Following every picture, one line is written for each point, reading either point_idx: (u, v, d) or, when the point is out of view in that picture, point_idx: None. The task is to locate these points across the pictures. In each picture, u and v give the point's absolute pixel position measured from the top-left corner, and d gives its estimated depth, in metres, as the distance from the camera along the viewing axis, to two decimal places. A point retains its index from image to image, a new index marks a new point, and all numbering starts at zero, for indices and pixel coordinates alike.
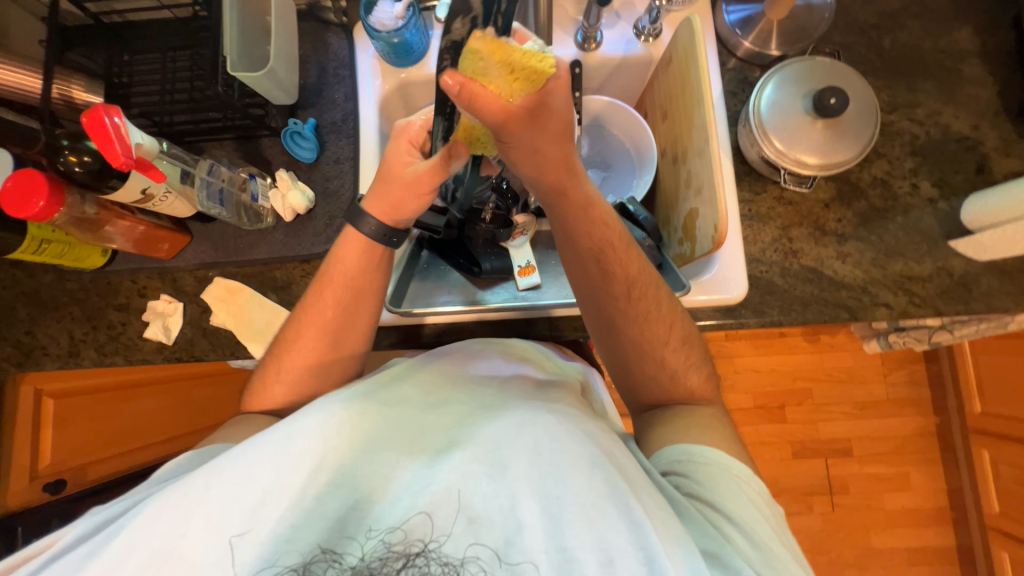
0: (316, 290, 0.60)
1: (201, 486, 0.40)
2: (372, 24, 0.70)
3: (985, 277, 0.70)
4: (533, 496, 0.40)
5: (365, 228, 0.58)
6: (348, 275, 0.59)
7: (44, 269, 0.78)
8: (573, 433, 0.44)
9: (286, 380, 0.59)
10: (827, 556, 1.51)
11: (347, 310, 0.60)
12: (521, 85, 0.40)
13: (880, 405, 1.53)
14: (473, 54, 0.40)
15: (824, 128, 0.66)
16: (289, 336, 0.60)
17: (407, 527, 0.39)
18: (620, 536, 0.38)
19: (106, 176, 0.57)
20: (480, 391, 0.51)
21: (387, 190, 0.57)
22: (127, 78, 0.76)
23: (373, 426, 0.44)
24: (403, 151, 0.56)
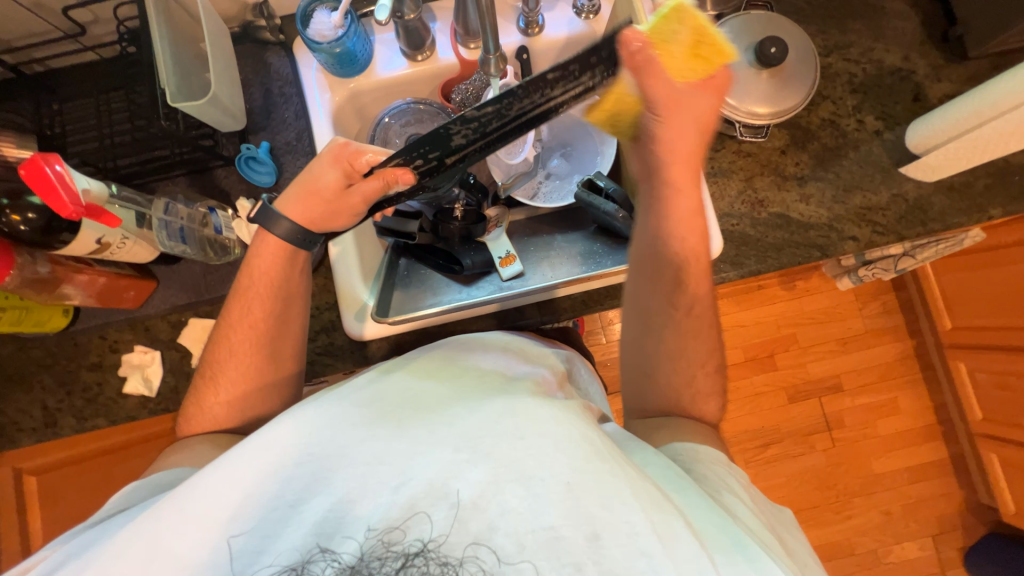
0: (239, 305, 0.59)
1: (183, 503, 0.40)
2: (311, 36, 0.68)
3: (936, 197, 0.74)
4: (515, 481, 0.38)
5: (279, 230, 0.59)
6: (270, 282, 0.59)
7: (3, 340, 0.74)
8: (557, 416, 0.43)
9: (226, 400, 0.58)
10: (836, 490, 1.56)
11: (277, 317, 0.60)
12: (696, 62, 0.53)
13: (860, 338, 1.60)
14: (670, 21, 0.51)
15: (768, 78, 0.69)
16: (217, 356, 0.59)
17: (389, 526, 0.37)
18: (608, 512, 0.38)
19: (55, 230, 0.55)
20: (459, 381, 0.50)
21: (312, 201, 0.59)
22: (60, 128, 0.72)
23: (343, 424, 0.43)
24: (331, 168, 0.59)
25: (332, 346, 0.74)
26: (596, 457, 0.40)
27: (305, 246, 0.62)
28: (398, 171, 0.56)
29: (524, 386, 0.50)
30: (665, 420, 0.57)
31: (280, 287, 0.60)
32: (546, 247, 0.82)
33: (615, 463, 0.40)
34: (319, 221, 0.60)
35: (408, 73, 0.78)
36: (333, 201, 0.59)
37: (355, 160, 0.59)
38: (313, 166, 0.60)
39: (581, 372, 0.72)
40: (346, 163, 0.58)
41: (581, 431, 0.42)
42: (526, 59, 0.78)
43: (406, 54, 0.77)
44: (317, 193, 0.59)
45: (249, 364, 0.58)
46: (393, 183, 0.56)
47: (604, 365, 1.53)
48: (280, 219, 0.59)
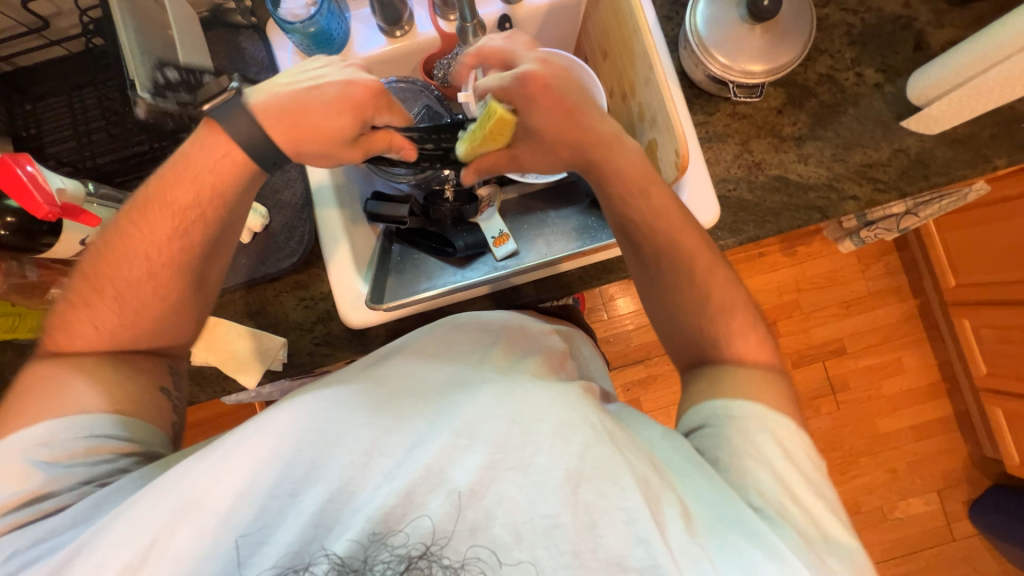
0: (144, 213, 0.50)
1: (179, 493, 0.39)
2: (283, 16, 0.66)
3: (938, 149, 0.72)
4: (512, 471, 0.39)
5: (238, 126, 0.50)
6: (201, 192, 0.50)
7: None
8: (556, 397, 0.42)
9: (127, 320, 0.50)
10: (841, 451, 1.58)
11: (207, 244, 0.52)
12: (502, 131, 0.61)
13: (863, 300, 1.59)
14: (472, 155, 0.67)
15: (762, 33, 0.65)
16: (111, 270, 0.50)
17: (387, 515, 0.37)
18: (606, 499, 0.38)
19: (36, 235, 0.54)
20: (457, 367, 0.49)
21: (310, 134, 0.52)
22: (35, 128, 0.70)
23: (340, 411, 0.42)
24: (348, 111, 0.52)
25: (329, 336, 0.74)
26: (597, 444, 0.40)
27: (267, 167, 0.53)
28: (400, 142, 0.60)
29: (522, 368, 0.50)
30: (695, 385, 0.54)
31: (214, 207, 0.51)
32: (540, 225, 0.80)
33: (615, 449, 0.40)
34: (303, 155, 0.53)
35: (387, 51, 0.75)
36: (328, 138, 0.53)
37: (376, 114, 0.55)
38: (329, 93, 0.52)
39: (582, 348, 0.72)
40: (357, 111, 0.53)
41: (582, 415, 0.42)
42: (510, 29, 0.75)
43: (384, 31, 0.73)
44: (320, 130, 0.52)
45: (163, 287, 0.51)
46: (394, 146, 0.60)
47: (606, 341, 1.53)
48: (240, 117, 0.50)
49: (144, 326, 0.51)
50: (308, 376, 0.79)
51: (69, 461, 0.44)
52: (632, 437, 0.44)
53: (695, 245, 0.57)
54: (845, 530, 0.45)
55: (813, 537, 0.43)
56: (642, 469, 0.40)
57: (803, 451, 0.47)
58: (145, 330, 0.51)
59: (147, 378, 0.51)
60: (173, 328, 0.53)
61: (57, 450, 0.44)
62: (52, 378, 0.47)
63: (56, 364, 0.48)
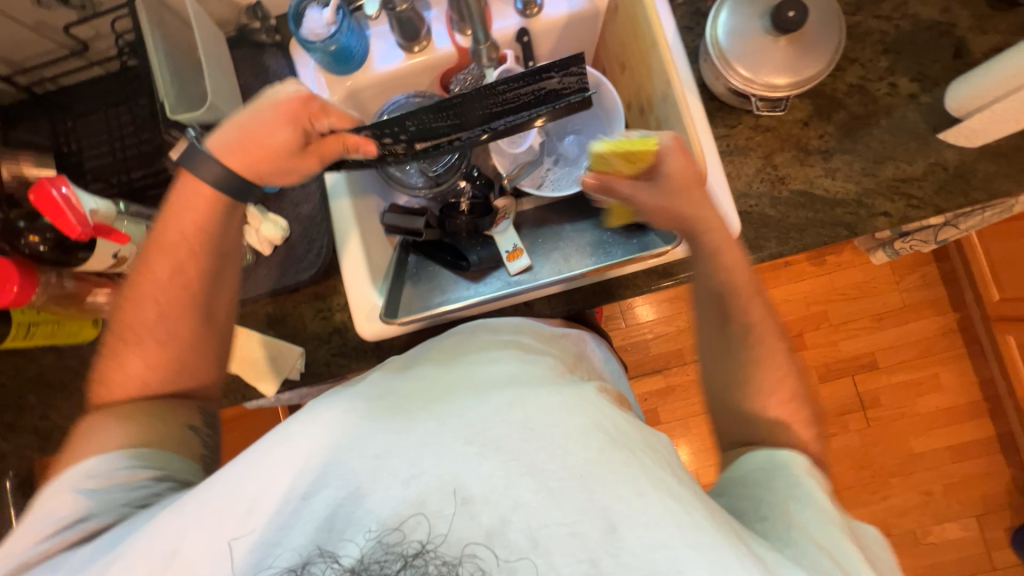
0: (155, 256, 0.55)
1: (208, 499, 0.41)
2: (304, 36, 0.67)
3: (980, 163, 0.68)
4: (525, 475, 0.37)
5: (204, 173, 0.55)
6: (188, 234, 0.56)
7: (41, 350, 0.78)
8: (567, 403, 0.42)
9: (156, 361, 0.55)
10: (871, 470, 1.51)
11: (210, 274, 0.57)
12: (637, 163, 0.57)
13: (896, 313, 1.52)
14: (600, 158, 0.58)
15: (787, 44, 0.63)
16: (133, 318, 0.55)
17: (399, 517, 0.37)
18: (625, 505, 0.37)
19: (70, 248, 0.57)
20: (473, 369, 0.49)
21: (252, 151, 0.56)
22: (75, 144, 0.74)
23: (356, 423, 0.42)
24: (282, 119, 0.55)
25: (345, 347, 0.75)
26: (610, 447, 0.39)
27: (242, 198, 0.58)
28: (359, 142, 0.59)
29: (534, 371, 0.50)
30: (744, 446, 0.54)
31: (203, 241, 0.56)
32: (555, 238, 0.79)
33: (627, 453, 0.40)
34: (265, 176, 0.57)
35: (404, 66, 0.76)
36: (280, 155, 0.57)
37: (313, 119, 0.57)
38: (262, 112, 0.55)
39: (597, 351, 0.71)
40: (302, 121, 0.56)
41: (592, 418, 0.41)
42: (528, 43, 0.75)
43: (402, 46, 0.75)
44: (265, 146, 0.56)
45: (175, 323, 0.55)
46: (351, 149, 0.59)
47: (624, 350, 1.51)
48: (210, 163, 0.55)
49: (169, 362, 0.55)
50: (325, 384, 0.81)
51: (111, 489, 0.47)
52: (650, 442, 0.43)
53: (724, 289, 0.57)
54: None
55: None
56: (659, 471, 0.40)
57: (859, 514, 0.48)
58: (173, 370, 0.55)
59: (176, 415, 0.54)
60: (196, 362, 0.57)
61: (99, 479, 0.47)
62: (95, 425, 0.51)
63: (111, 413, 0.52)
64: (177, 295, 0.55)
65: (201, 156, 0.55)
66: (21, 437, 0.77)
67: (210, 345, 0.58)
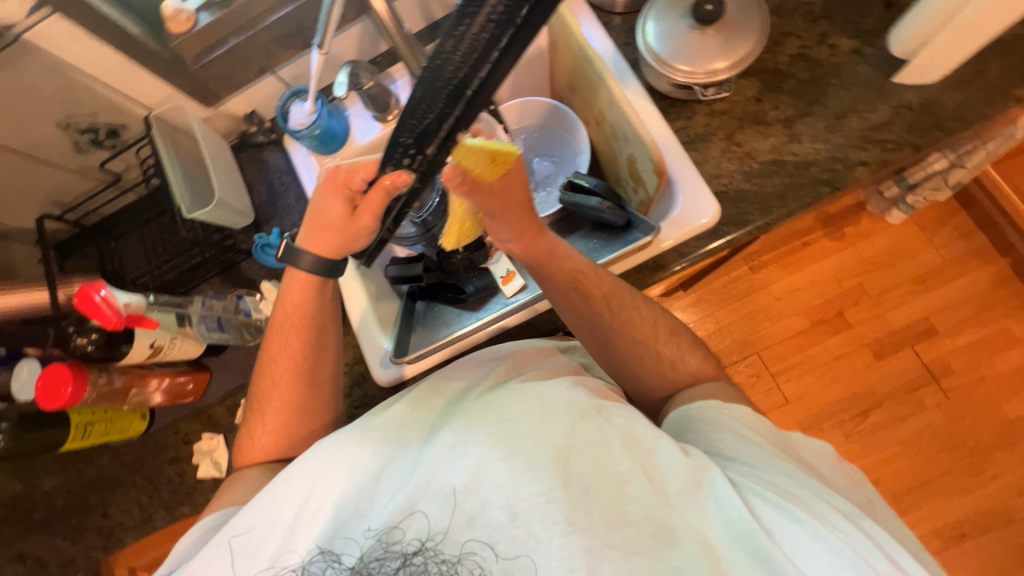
0: (278, 340, 0.65)
1: (238, 527, 0.49)
2: (292, 127, 0.78)
3: (945, 96, 0.68)
4: (504, 459, 0.45)
5: (303, 263, 0.64)
6: (303, 313, 0.65)
7: (100, 451, 0.84)
8: (545, 392, 0.51)
9: (272, 429, 0.64)
10: (967, 448, 1.34)
11: (313, 347, 0.66)
12: (497, 168, 0.55)
13: (938, 271, 1.42)
14: (466, 152, 0.53)
15: (715, 33, 0.68)
16: (262, 389, 0.65)
17: (400, 515, 0.45)
18: (596, 466, 0.45)
19: (115, 343, 0.64)
20: (459, 390, 0.56)
21: (320, 232, 0.63)
22: (116, 261, 0.85)
23: (363, 447, 0.50)
24: (332, 194, 0.61)
25: (366, 398, 0.78)
26: (584, 421, 0.48)
27: (332, 274, 0.66)
28: (391, 178, 0.55)
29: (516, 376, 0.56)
30: (670, 402, 0.60)
31: (310, 320, 0.65)
32: None
33: (600, 421, 0.48)
34: (342, 250, 0.64)
35: (382, 134, 0.85)
36: (342, 228, 0.62)
37: (349, 183, 0.60)
38: (321, 195, 0.62)
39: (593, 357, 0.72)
40: (343, 189, 0.61)
41: (567, 402, 0.50)
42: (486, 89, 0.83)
43: (377, 118, 0.84)
44: (328, 224, 0.62)
45: (285, 395, 0.64)
46: (390, 190, 0.56)
47: None
48: (304, 254, 0.63)
49: (281, 429, 0.64)
50: None
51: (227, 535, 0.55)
52: (633, 408, 0.51)
53: (587, 269, 0.63)
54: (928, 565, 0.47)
55: (810, 482, 0.46)
56: (635, 431, 0.48)
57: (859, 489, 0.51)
58: (293, 442, 0.65)
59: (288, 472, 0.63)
60: (307, 428, 0.66)
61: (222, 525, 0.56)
62: (234, 481, 0.62)
63: (244, 473, 0.63)
64: (296, 372, 0.65)
65: (296, 251, 0.64)
66: (87, 539, 0.82)
67: (319, 407, 0.66)
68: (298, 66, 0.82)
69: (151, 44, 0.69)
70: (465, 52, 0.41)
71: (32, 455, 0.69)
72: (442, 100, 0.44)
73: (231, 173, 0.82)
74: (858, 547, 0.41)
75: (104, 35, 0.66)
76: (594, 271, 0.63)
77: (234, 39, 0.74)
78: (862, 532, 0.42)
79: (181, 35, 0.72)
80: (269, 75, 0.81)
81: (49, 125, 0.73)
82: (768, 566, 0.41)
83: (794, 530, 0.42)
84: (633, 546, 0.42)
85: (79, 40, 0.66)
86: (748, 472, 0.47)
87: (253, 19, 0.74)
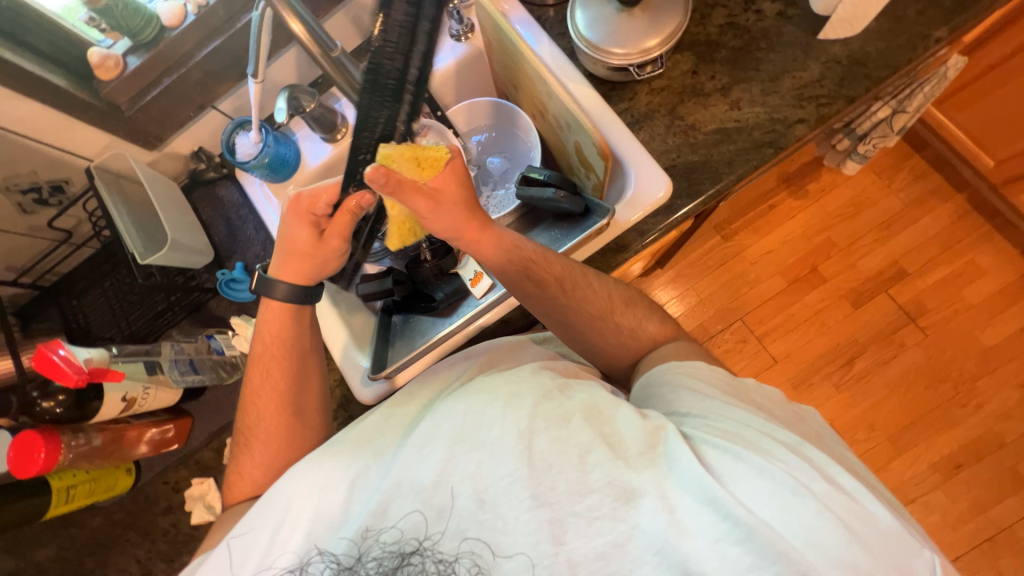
0: (260, 371, 0.64)
1: (220, 557, 0.49)
2: (240, 159, 0.77)
3: (869, 45, 0.71)
4: (470, 450, 0.47)
5: (279, 293, 0.64)
6: (281, 342, 0.64)
7: (90, 514, 0.82)
8: (510, 378, 0.52)
9: (261, 463, 0.62)
10: (950, 381, 1.39)
11: (297, 376, 0.65)
12: (428, 171, 0.56)
13: (899, 215, 1.47)
14: (389, 158, 0.53)
15: (642, 13, 0.70)
16: (247, 424, 0.63)
17: (376, 520, 0.45)
18: (557, 442, 0.46)
19: (84, 402, 0.64)
20: (429, 391, 0.57)
21: (289, 261, 0.63)
22: (79, 318, 0.83)
23: (334, 458, 0.51)
24: (298, 220, 0.62)
25: (353, 418, 0.78)
26: (547, 401, 0.49)
27: (307, 301, 0.66)
28: (356, 199, 0.58)
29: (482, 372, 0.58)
30: (636, 368, 0.63)
31: (290, 350, 0.65)
32: None
33: (562, 399, 0.50)
34: (314, 276, 0.64)
35: (335, 153, 0.85)
36: (312, 253, 0.62)
37: (311, 208, 0.61)
38: (286, 223, 0.62)
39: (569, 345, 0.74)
40: (308, 214, 0.61)
41: (531, 385, 0.51)
42: (431, 96, 0.83)
43: (326, 138, 0.84)
44: (297, 251, 0.62)
45: (272, 427, 0.62)
46: (357, 212, 0.59)
47: None
48: (278, 284, 0.63)
49: (270, 463, 0.62)
50: None
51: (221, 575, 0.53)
52: (595, 386, 0.53)
53: (547, 257, 0.63)
54: (879, 486, 0.50)
55: (758, 422, 0.49)
56: (596, 403, 0.50)
57: (812, 425, 0.55)
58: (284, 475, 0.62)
59: None
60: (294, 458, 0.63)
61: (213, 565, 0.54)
62: (223, 524, 0.59)
63: (232, 513, 0.60)
64: (283, 402, 0.63)
65: (268, 281, 0.64)
66: None
67: (309, 435, 0.65)
68: (237, 98, 0.82)
69: (80, 94, 0.68)
70: (399, 42, 0.46)
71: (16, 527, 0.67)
72: (390, 96, 0.49)
73: (186, 213, 0.81)
74: (796, 472, 0.44)
75: (30, 92, 0.65)
76: (555, 260, 0.63)
77: (167, 79, 0.73)
78: (801, 459, 0.45)
79: (111, 81, 0.70)
80: (210, 110, 0.81)
81: None
82: (719, 509, 0.42)
83: (740, 468, 0.44)
84: (594, 511, 0.43)
85: (7, 100, 0.65)
86: (699, 424, 0.49)
87: (184, 57, 0.73)
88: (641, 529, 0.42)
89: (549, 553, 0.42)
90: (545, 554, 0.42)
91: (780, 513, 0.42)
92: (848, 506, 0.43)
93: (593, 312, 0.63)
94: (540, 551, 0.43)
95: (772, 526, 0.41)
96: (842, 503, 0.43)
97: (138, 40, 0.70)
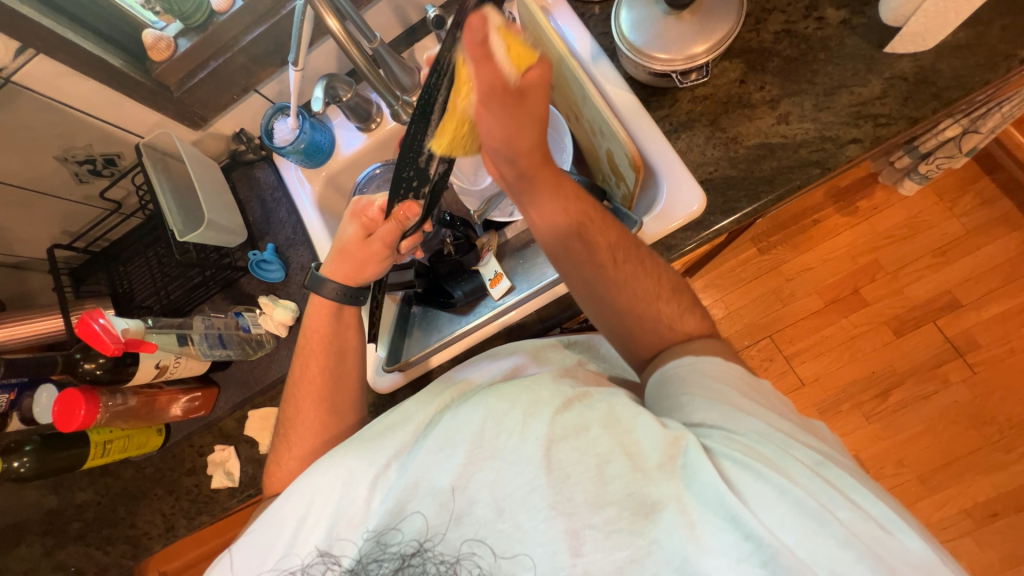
0: (301, 365, 0.67)
1: (249, 545, 0.52)
2: (278, 144, 0.79)
3: (942, 62, 0.65)
4: (489, 458, 0.47)
5: (325, 292, 0.67)
6: (322, 339, 0.67)
7: (124, 465, 0.88)
8: (529, 384, 0.52)
9: (299, 455, 0.64)
10: (998, 424, 1.29)
11: (333, 372, 0.67)
12: (520, 63, 0.51)
13: (960, 241, 1.36)
14: (496, 24, 0.50)
15: (691, 17, 0.66)
16: (288, 415, 0.67)
17: (396, 519, 0.47)
18: (576, 454, 0.46)
19: (122, 365, 0.69)
20: (449, 391, 0.58)
21: (343, 259, 0.66)
22: (124, 284, 0.88)
23: (353, 451, 0.53)
24: (355, 223, 0.66)
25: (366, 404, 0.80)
26: (566, 410, 0.49)
27: (351, 301, 0.68)
28: (404, 210, 0.61)
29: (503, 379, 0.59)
30: (658, 358, 0.59)
31: (327, 349, 0.67)
32: (533, 255, 0.80)
33: (582, 408, 0.49)
34: (357, 277, 0.67)
35: (367, 143, 0.86)
36: (358, 254, 0.66)
37: (369, 216, 0.66)
38: (344, 228, 0.67)
39: (602, 350, 0.72)
40: (362, 217, 0.66)
41: (551, 394, 0.50)
42: None
43: (360, 128, 0.85)
44: (347, 250, 0.66)
45: (310, 420, 0.65)
46: (403, 221, 0.62)
47: None
48: (327, 283, 0.66)
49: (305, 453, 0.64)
50: None
51: None
52: (613, 392, 0.51)
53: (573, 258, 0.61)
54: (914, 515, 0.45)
55: (780, 438, 0.46)
56: (615, 410, 0.49)
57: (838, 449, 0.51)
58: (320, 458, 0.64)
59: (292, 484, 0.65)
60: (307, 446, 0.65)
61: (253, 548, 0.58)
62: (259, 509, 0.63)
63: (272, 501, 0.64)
64: (322, 400, 0.66)
65: (320, 279, 0.67)
66: (118, 548, 0.87)
67: (326, 420, 0.65)
68: (279, 83, 0.84)
69: (134, 74, 0.72)
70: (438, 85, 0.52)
71: (59, 473, 0.74)
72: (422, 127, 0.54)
73: (227, 197, 0.85)
74: (820, 497, 0.41)
75: (87, 71, 0.68)
76: (605, 229, 0.61)
77: (213, 62, 0.75)
78: (825, 483, 0.42)
79: (163, 62, 0.74)
80: (253, 93, 0.83)
81: (47, 160, 0.76)
82: (741, 529, 0.40)
83: (761, 487, 0.41)
84: (611, 525, 0.42)
85: (66, 78, 0.68)
86: (719, 434, 0.45)
87: (230, 41, 0.75)
88: (659, 545, 0.41)
89: (567, 563, 0.42)
90: (562, 564, 0.42)
91: (805, 539, 0.39)
92: (873, 535, 0.40)
93: (632, 296, 0.60)
94: (557, 562, 0.42)
95: (796, 553, 0.39)
96: (865, 532, 0.40)
97: (189, 24, 0.74)
